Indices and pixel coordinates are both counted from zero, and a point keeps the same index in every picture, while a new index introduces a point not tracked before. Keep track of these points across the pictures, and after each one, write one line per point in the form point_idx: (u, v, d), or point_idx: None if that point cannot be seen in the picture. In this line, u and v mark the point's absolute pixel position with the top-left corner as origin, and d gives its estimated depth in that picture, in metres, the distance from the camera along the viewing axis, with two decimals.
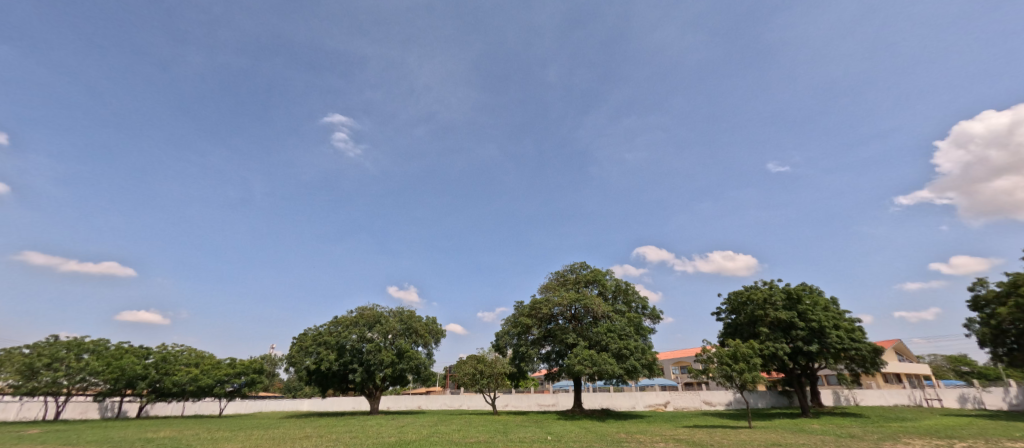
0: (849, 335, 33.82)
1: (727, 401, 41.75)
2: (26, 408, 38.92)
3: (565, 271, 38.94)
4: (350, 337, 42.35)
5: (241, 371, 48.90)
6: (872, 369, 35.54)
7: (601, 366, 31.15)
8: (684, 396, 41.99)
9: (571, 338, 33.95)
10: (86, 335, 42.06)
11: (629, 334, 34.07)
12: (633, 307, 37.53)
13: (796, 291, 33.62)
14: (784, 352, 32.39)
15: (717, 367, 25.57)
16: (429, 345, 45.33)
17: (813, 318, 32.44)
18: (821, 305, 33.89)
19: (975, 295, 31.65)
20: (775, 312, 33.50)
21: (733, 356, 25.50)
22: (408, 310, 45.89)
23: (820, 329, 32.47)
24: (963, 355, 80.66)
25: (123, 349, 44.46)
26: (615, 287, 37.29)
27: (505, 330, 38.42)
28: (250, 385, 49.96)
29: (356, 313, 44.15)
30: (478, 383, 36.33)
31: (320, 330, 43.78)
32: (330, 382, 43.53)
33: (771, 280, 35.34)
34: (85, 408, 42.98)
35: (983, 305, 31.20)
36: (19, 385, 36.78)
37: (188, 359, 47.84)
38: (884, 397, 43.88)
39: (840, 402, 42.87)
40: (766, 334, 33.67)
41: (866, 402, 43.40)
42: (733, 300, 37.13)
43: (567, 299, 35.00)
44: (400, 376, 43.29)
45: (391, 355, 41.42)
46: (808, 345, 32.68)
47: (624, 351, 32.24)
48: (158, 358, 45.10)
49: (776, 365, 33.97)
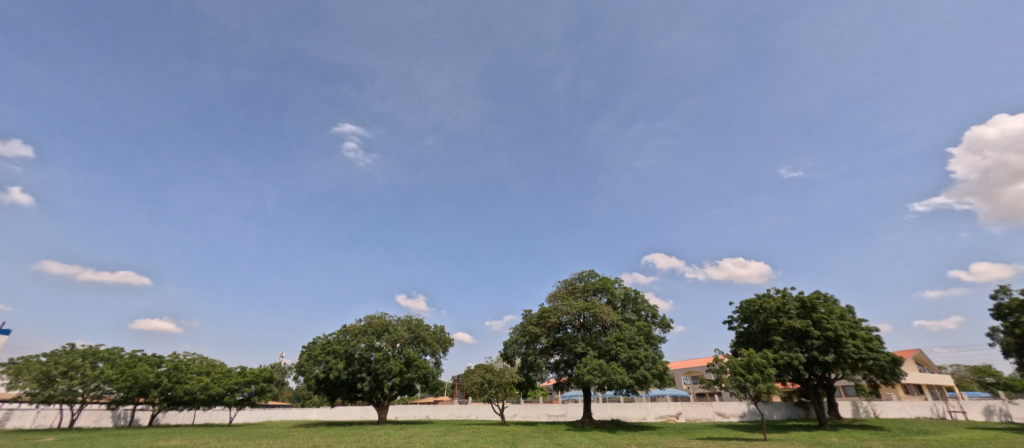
0: (867, 345, 32.81)
1: (741, 412, 40.84)
2: (43, 415, 39.33)
3: (573, 279, 38.63)
4: (359, 346, 42.31)
5: (251, 379, 49.38)
6: (891, 380, 34.30)
7: (611, 376, 30.60)
8: (697, 408, 41.00)
9: (580, 347, 33.59)
10: (101, 344, 42.43)
11: (638, 343, 33.50)
12: (643, 316, 36.94)
13: (810, 300, 33.12)
14: (800, 362, 31.61)
15: (730, 378, 24.90)
16: (436, 354, 45.20)
17: (828, 327, 31.72)
18: (836, 313, 32.97)
19: (998, 304, 30.59)
20: (789, 320, 32.92)
21: (747, 366, 24.90)
22: (417, 318, 45.90)
23: (836, 338, 31.72)
24: (987, 365, 78.08)
25: (137, 357, 45.01)
26: (624, 295, 36.82)
27: (513, 338, 37.98)
28: (259, 394, 50.18)
29: (365, 322, 44.28)
30: (486, 393, 35.94)
31: (329, 339, 44.04)
32: (338, 391, 43.25)
33: (784, 288, 34.91)
34: (99, 415, 43.30)
35: (1007, 315, 30.12)
36: (36, 393, 37.14)
37: (200, 367, 48.27)
38: (905, 409, 42.52)
39: (859, 414, 41.74)
40: (780, 343, 33.02)
41: (886, 414, 42.09)
42: (745, 308, 36.47)
43: (577, 308, 34.46)
44: (408, 385, 42.89)
45: (398, 364, 41.22)
46: (824, 355, 31.81)
47: (634, 361, 31.77)
48: (170, 367, 45.72)
49: (791, 375, 33.14)
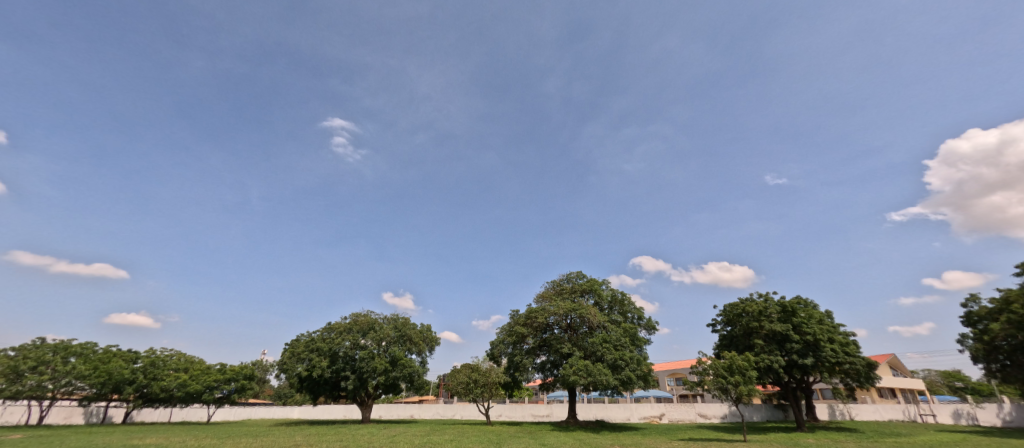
0: (843, 349, 33.75)
1: (722, 414, 41.65)
2: (9, 412, 38.02)
3: (561, 280, 38.89)
4: (344, 344, 41.83)
5: (231, 376, 48.46)
6: (866, 383, 35.30)
7: (597, 377, 30.87)
8: (680, 409, 41.63)
9: (566, 348, 33.80)
10: (73, 338, 41.21)
11: (624, 345, 33.87)
12: (630, 318, 37.38)
13: (790, 304, 33.87)
14: (779, 365, 32.37)
15: (713, 380, 25.39)
16: (422, 352, 45.03)
17: (808, 331, 32.52)
18: (816, 318, 33.83)
19: (968, 311, 31.72)
20: (770, 324, 33.69)
21: (729, 368, 25.40)
22: (403, 317, 45.62)
23: (815, 342, 32.55)
24: (957, 371, 80.85)
25: (111, 352, 43.82)
26: (611, 297, 37.23)
27: (500, 338, 38.05)
28: (239, 391, 49.33)
29: (350, 320, 43.87)
30: (472, 393, 35.98)
31: (313, 336, 43.49)
32: (321, 389, 42.77)
33: (766, 293, 35.68)
34: (70, 412, 42.04)
35: (976, 321, 31.29)
36: (2, 388, 35.90)
37: (177, 364, 47.22)
38: (879, 412, 43.84)
39: (835, 416, 42.92)
40: (761, 346, 33.76)
41: (861, 417, 43.38)
42: (728, 312, 37.14)
43: (564, 308, 34.68)
44: (393, 384, 42.54)
45: (384, 362, 40.91)
46: (803, 358, 32.64)
47: (619, 362, 32.11)
48: (146, 363, 44.56)
49: (771, 378, 33.87)
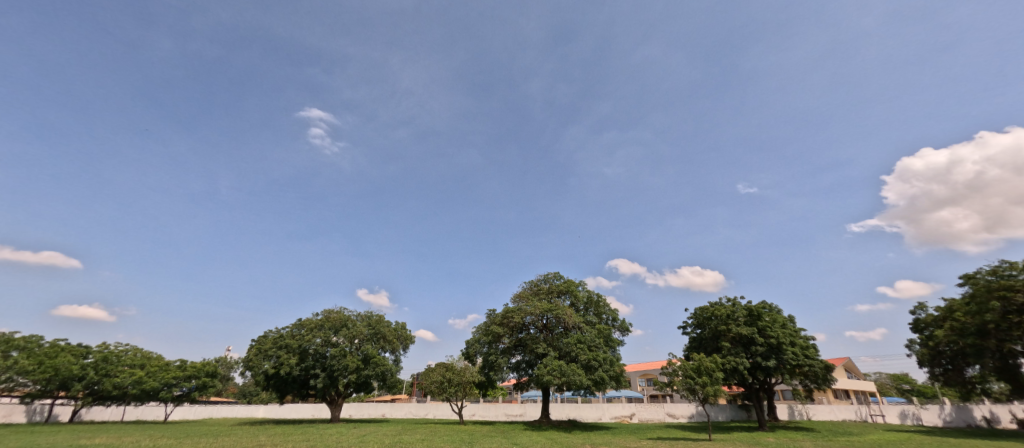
0: (804, 352, 35.28)
1: (690, 413, 42.86)
2: None
3: (538, 280, 39.19)
4: (314, 341, 40.81)
5: (192, 374, 46.50)
6: (824, 385, 37.02)
7: (570, 377, 31.24)
8: (650, 409, 42.60)
9: (541, 348, 34.07)
10: (17, 331, 38.66)
11: (598, 345, 34.38)
12: (604, 319, 38.00)
13: (756, 309, 35.20)
14: (744, 367, 33.60)
15: (681, 380, 26.12)
16: (396, 351, 44.43)
17: (772, 334, 33.88)
18: (780, 322, 35.26)
19: (916, 318, 33.73)
20: (737, 327, 34.95)
21: (697, 369, 26.19)
22: (377, 315, 44.89)
23: (778, 345, 33.93)
24: (905, 374, 85.84)
25: (60, 347, 41.34)
26: (586, 299, 37.76)
27: (475, 337, 38.01)
28: (200, 389, 47.43)
29: (322, 316, 42.86)
30: (445, 392, 35.80)
31: (282, 333, 42.25)
32: (288, 387, 41.62)
33: (735, 297, 36.99)
34: (10, 410, 39.43)
35: (923, 328, 33.32)
36: None
37: (133, 360, 44.98)
38: (834, 412, 46.11)
39: (794, 416, 44.88)
40: (728, 348, 34.98)
41: (818, 417, 45.53)
42: (698, 315, 38.30)
43: (540, 309, 34.97)
44: (365, 382, 41.81)
45: (356, 361, 40.13)
46: (767, 360, 33.98)
47: (593, 362, 32.59)
48: (98, 358, 42.23)
49: (737, 379, 35.11)
